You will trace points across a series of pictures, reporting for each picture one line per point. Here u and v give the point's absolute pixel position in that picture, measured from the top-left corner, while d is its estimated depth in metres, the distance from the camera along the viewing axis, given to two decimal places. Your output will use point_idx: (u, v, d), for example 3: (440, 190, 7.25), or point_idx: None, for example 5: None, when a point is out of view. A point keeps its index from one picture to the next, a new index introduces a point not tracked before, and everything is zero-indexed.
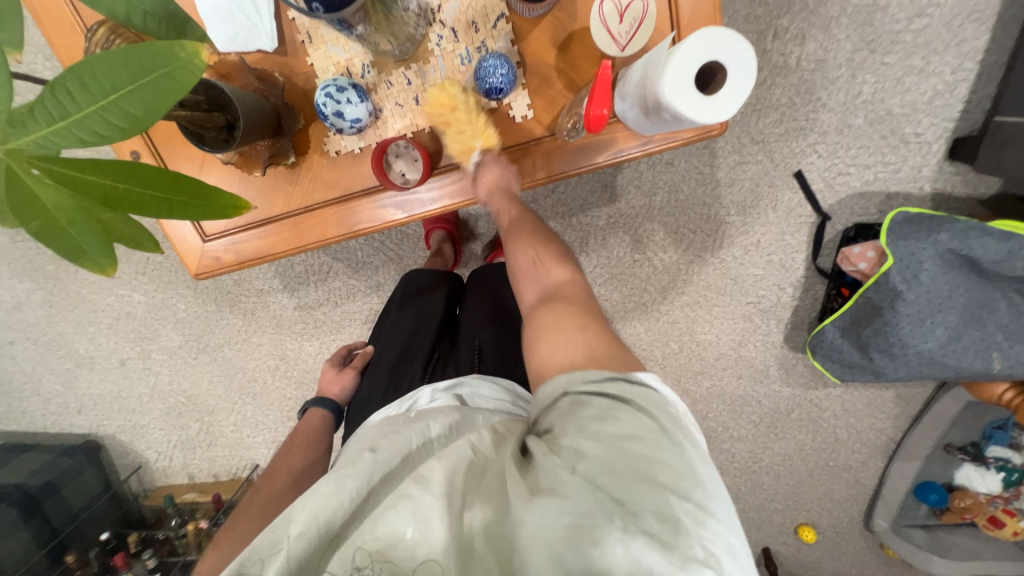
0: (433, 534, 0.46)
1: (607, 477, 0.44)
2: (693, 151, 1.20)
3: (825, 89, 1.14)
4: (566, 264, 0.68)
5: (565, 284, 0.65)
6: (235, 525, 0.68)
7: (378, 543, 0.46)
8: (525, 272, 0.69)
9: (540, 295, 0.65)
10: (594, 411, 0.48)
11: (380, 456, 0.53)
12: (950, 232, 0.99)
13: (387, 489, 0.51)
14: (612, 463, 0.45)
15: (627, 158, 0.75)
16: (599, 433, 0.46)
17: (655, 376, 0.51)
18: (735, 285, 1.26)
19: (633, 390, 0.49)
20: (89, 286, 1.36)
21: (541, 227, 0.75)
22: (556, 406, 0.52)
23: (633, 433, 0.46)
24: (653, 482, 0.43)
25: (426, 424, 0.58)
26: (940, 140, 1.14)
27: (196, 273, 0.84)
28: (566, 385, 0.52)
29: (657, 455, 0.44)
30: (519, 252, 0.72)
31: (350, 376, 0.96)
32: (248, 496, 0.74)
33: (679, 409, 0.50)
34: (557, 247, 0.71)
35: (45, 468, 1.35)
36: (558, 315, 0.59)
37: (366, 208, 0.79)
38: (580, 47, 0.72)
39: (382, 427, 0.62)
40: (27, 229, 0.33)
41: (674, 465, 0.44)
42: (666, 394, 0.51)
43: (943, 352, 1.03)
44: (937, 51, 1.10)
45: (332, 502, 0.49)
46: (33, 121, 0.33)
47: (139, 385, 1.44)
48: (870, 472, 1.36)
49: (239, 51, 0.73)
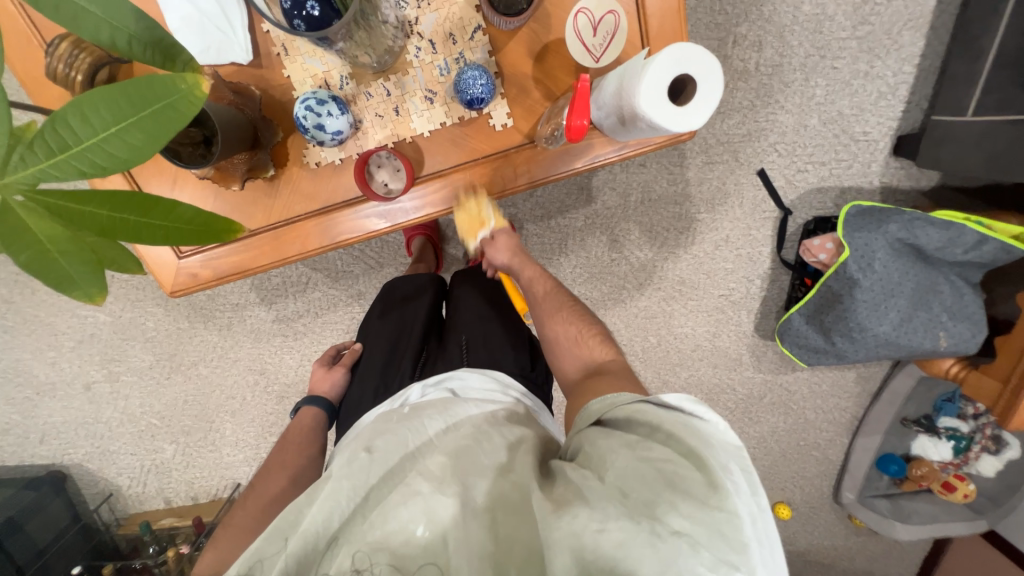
0: (438, 529, 0.48)
1: (636, 486, 0.46)
2: (664, 153, 1.25)
3: (782, 91, 1.21)
4: (607, 343, 0.72)
5: (609, 363, 0.68)
6: (232, 526, 0.68)
7: (384, 538, 0.47)
8: (565, 349, 0.73)
9: (583, 372, 0.69)
10: (623, 436, 0.51)
11: (376, 457, 0.54)
12: (898, 224, 1.08)
13: (388, 486, 0.52)
14: (639, 473, 0.46)
15: (603, 163, 0.78)
16: (626, 449, 0.49)
17: (696, 400, 0.50)
18: (707, 279, 1.32)
19: (657, 407, 0.51)
20: (48, 308, 1.29)
21: (574, 300, 0.78)
22: (586, 431, 0.56)
23: (660, 449, 0.48)
24: (682, 491, 0.44)
25: (421, 422, 0.60)
26: (885, 137, 1.23)
27: (170, 291, 0.82)
28: (602, 412, 0.57)
29: (686, 467, 0.46)
30: (557, 327, 0.75)
31: (341, 372, 0.94)
32: (242, 499, 0.73)
33: (715, 418, 0.49)
34: (597, 329, 0.74)
35: (5, 504, 1.27)
36: (601, 383, 0.63)
37: (347, 218, 0.79)
38: (556, 57, 0.75)
39: (375, 426, 0.63)
40: (17, 260, 0.32)
41: (701, 473, 0.45)
42: (710, 415, 0.49)
43: (897, 334, 1.11)
44: (879, 56, 1.19)
45: (331, 502, 0.50)
46: (30, 156, 0.33)
47: (107, 409, 1.37)
48: (836, 448, 1.45)
49: (212, 63, 0.72)
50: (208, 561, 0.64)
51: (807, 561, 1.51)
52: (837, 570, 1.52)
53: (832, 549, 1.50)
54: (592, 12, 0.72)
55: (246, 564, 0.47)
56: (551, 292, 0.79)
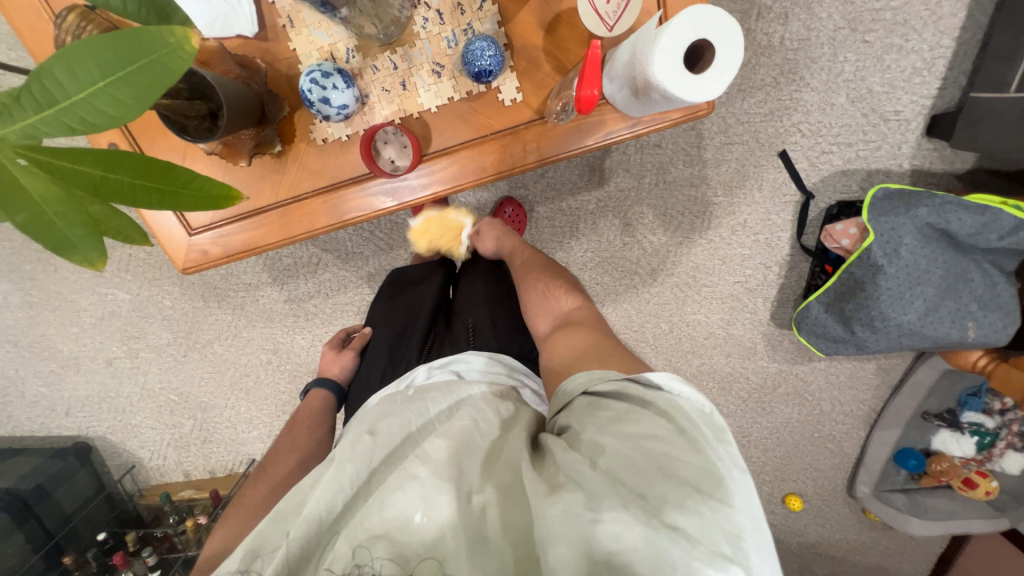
0: (439, 514, 0.47)
1: (627, 472, 0.46)
2: (680, 133, 1.21)
3: (808, 68, 1.15)
4: (572, 294, 0.78)
5: (575, 312, 0.74)
6: (243, 505, 0.70)
7: (383, 525, 0.47)
8: (539, 305, 0.78)
9: (553, 324, 0.74)
10: (613, 414, 0.50)
11: (379, 441, 0.53)
12: (929, 207, 1.02)
13: (391, 469, 0.52)
14: (633, 460, 0.46)
15: (616, 140, 0.76)
16: (617, 431, 0.48)
17: (678, 377, 0.50)
18: (723, 265, 1.29)
19: (649, 387, 0.51)
20: (71, 286, 1.33)
21: (548, 263, 0.85)
22: (574, 406, 0.55)
23: (650, 430, 0.47)
24: (674, 478, 0.44)
25: (424, 405, 0.59)
26: (918, 117, 1.16)
27: (183, 268, 0.83)
28: (586, 385, 0.56)
29: (680, 453, 0.45)
30: (529, 285, 0.82)
31: (350, 356, 0.95)
32: (251, 479, 0.75)
33: (699, 401, 0.50)
34: (566, 281, 0.81)
35: (35, 472, 1.33)
36: (574, 336, 0.67)
37: (356, 196, 0.78)
38: (567, 28, 0.72)
39: (380, 408, 0.63)
40: (13, 221, 0.32)
41: (697, 463, 0.44)
42: (691, 393, 0.50)
43: (922, 323, 1.07)
44: (916, 28, 1.12)
45: (333, 487, 0.50)
46: (19, 110, 0.32)
47: (127, 384, 1.42)
48: (853, 440, 1.42)
49: (217, 35, 0.70)
50: (220, 536, 0.67)
51: (818, 553, 1.48)
52: (849, 563, 1.49)
53: (844, 542, 1.48)
54: None
55: (250, 545, 0.49)
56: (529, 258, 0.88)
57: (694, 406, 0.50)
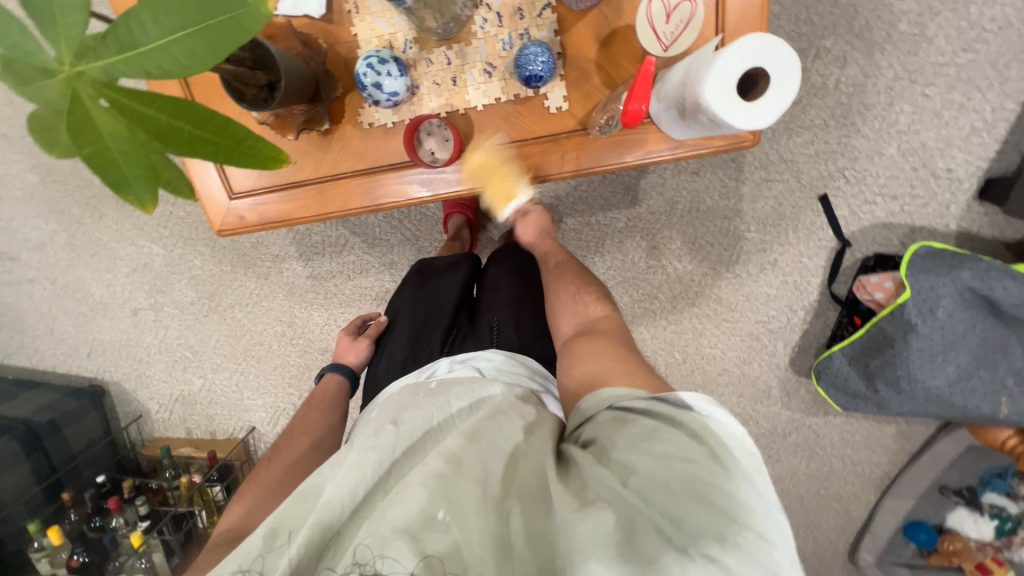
0: (464, 517, 0.49)
1: (660, 494, 0.46)
2: (720, 163, 1.19)
3: (861, 114, 1.11)
4: (602, 302, 0.78)
5: (601, 321, 0.74)
6: (256, 484, 0.73)
7: (407, 521, 0.48)
8: (565, 306, 0.79)
9: (577, 327, 0.74)
10: (641, 430, 0.50)
11: (402, 430, 0.57)
12: (972, 271, 0.98)
13: (410, 463, 0.55)
14: (665, 481, 0.46)
15: (655, 160, 0.76)
16: (649, 450, 0.49)
17: (711, 399, 0.50)
18: (747, 302, 1.26)
19: (679, 406, 0.51)
20: (111, 233, 1.37)
21: (578, 265, 0.86)
22: (599, 419, 0.55)
23: (683, 451, 0.47)
24: (709, 505, 0.44)
25: (447, 399, 0.62)
26: (972, 178, 1.12)
27: (219, 230, 0.87)
28: (613, 400, 0.56)
29: (713, 477, 0.45)
30: (558, 287, 0.83)
31: (365, 344, 0.96)
32: (267, 458, 0.78)
33: (736, 424, 0.49)
34: (596, 288, 0.80)
35: (50, 406, 1.39)
36: (598, 345, 0.67)
37: (391, 182, 0.80)
38: (622, 44, 0.72)
39: (403, 398, 0.65)
40: (80, 154, 0.35)
41: (731, 491, 0.45)
42: (726, 417, 0.49)
43: (951, 391, 1.02)
44: (979, 88, 1.07)
45: (356, 472, 0.53)
46: (103, 49, 0.35)
47: (147, 335, 1.47)
48: (861, 504, 1.36)
49: (287, 15, 0.75)
50: (234, 515, 0.70)
51: None
52: None
53: None
54: None
55: (271, 525, 0.51)
56: (562, 261, 0.89)
57: (729, 431, 0.49)
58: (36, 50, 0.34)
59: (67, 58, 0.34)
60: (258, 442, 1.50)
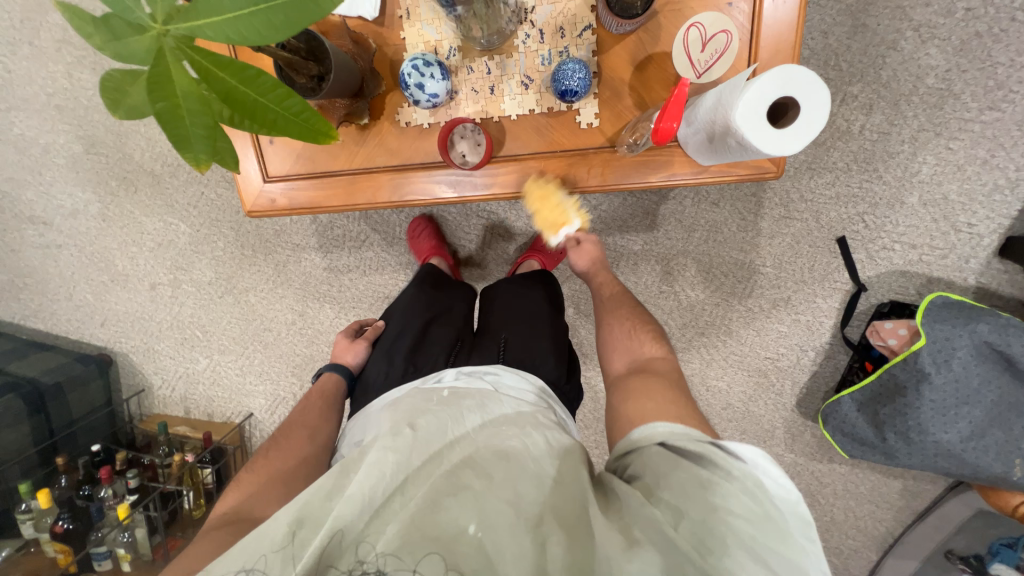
0: (489, 528, 0.53)
1: (712, 543, 0.46)
2: (742, 197, 1.20)
3: (883, 161, 1.12)
4: (659, 342, 0.76)
5: (657, 360, 0.73)
6: (254, 470, 0.75)
7: (437, 531, 0.53)
8: (619, 343, 0.78)
9: (630, 364, 0.74)
10: (698, 477, 0.51)
11: (419, 435, 0.64)
12: (990, 325, 0.96)
13: (426, 468, 0.61)
14: (721, 535, 0.47)
15: (678, 183, 0.79)
16: (706, 501, 0.49)
17: (768, 457, 0.50)
18: (757, 337, 1.27)
19: (737, 460, 0.51)
20: (142, 208, 1.41)
21: (636, 304, 0.84)
22: (649, 453, 0.56)
23: (741, 508, 0.48)
24: (765, 565, 0.45)
25: (461, 411, 0.69)
26: (992, 235, 1.12)
27: (249, 210, 0.91)
28: (666, 437, 0.56)
29: (770, 539, 0.47)
30: (615, 321, 0.82)
31: (363, 346, 0.98)
32: (265, 445, 0.80)
33: (791, 485, 0.50)
34: (652, 326, 0.79)
35: (57, 370, 1.41)
36: (648, 383, 0.67)
37: (419, 181, 0.84)
38: (657, 69, 0.75)
39: (415, 403, 0.72)
40: (153, 106, 0.37)
41: (787, 556, 0.46)
42: (775, 471, 0.50)
43: (963, 447, 0.99)
44: (1004, 145, 1.08)
45: (376, 471, 0.59)
46: (192, 12, 0.37)
47: (161, 311, 1.50)
48: (861, 561, 1.38)
49: (342, 14, 0.78)
50: (230, 499, 0.72)
51: None
52: None
53: None
54: (705, 28, 0.72)
55: (296, 512, 0.56)
56: (616, 296, 0.87)
57: (782, 492, 0.50)
58: (135, 9, 0.37)
59: (159, 18, 0.37)
60: (254, 429, 1.52)
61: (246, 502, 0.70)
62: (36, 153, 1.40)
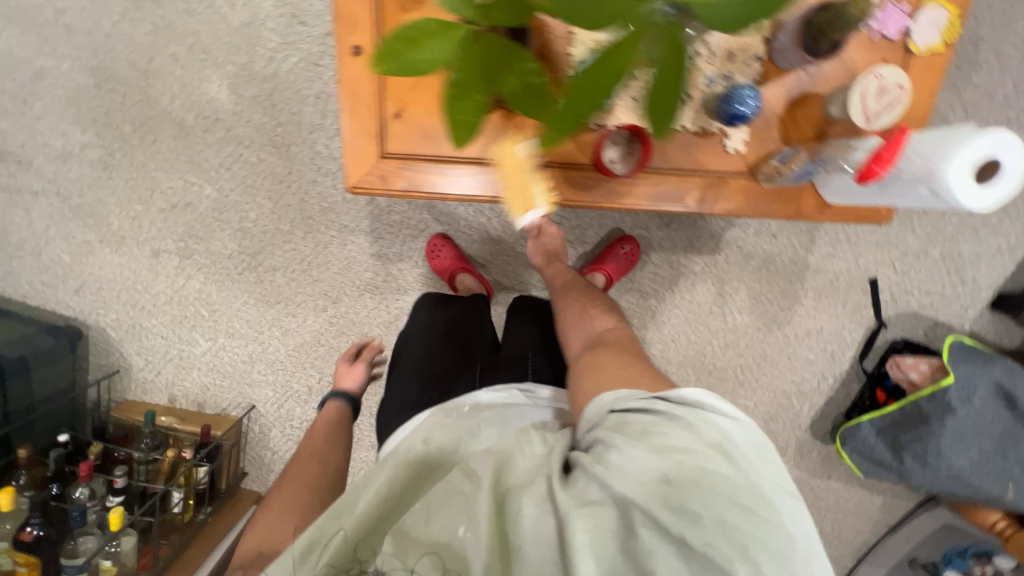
0: (481, 526, 0.50)
1: (670, 490, 0.50)
2: (797, 232, 1.29)
3: (918, 216, 1.28)
4: (612, 315, 0.86)
5: (610, 331, 0.82)
6: (269, 508, 0.69)
7: (432, 537, 0.49)
8: (576, 323, 0.87)
9: (588, 341, 0.82)
10: (641, 427, 0.55)
11: (431, 449, 0.59)
12: (1002, 367, 1.13)
13: (431, 481, 0.55)
14: (669, 474, 0.51)
15: (804, 218, 0.84)
16: (651, 445, 0.53)
17: (707, 395, 0.58)
18: (788, 361, 1.37)
19: (681, 405, 0.57)
20: (158, 161, 1.21)
21: (588, 287, 0.96)
22: (605, 422, 0.59)
23: (682, 444, 0.53)
24: (716, 491, 0.50)
25: (473, 425, 0.65)
26: (989, 290, 1.31)
27: (351, 185, 0.82)
28: (614, 404, 0.61)
29: (716, 465, 0.52)
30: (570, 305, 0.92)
31: (360, 370, 1.09)
32: (273, 485, 0.75)
33: (724, 418, 0.57)
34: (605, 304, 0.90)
35: (22, 342, 1.17)
36: (601, 357, 0.74)
37: (560, 178, 0.82)
38: (806, 108, 0.79)
39: (434, 419, 0.68)
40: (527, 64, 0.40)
41: (729, 476, 0.52)
42: (718, 410, 0.57)
43: (970, 471, 1.14)
44: (1011, 216, 1.27)
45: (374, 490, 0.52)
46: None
47: (160, 282, 1.29)
48: (838, 568, 1.53)
49: None
50: (250, 542, 0.64)
51: None
52: None
53: None
54: (882, 78, 0.72)
55: (307, 540, 0.49)
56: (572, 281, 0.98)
57: (724, 426, 0.57)
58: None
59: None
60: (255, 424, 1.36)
61: (269, 534, 0.63)
62: (25, 78, 1.15)
